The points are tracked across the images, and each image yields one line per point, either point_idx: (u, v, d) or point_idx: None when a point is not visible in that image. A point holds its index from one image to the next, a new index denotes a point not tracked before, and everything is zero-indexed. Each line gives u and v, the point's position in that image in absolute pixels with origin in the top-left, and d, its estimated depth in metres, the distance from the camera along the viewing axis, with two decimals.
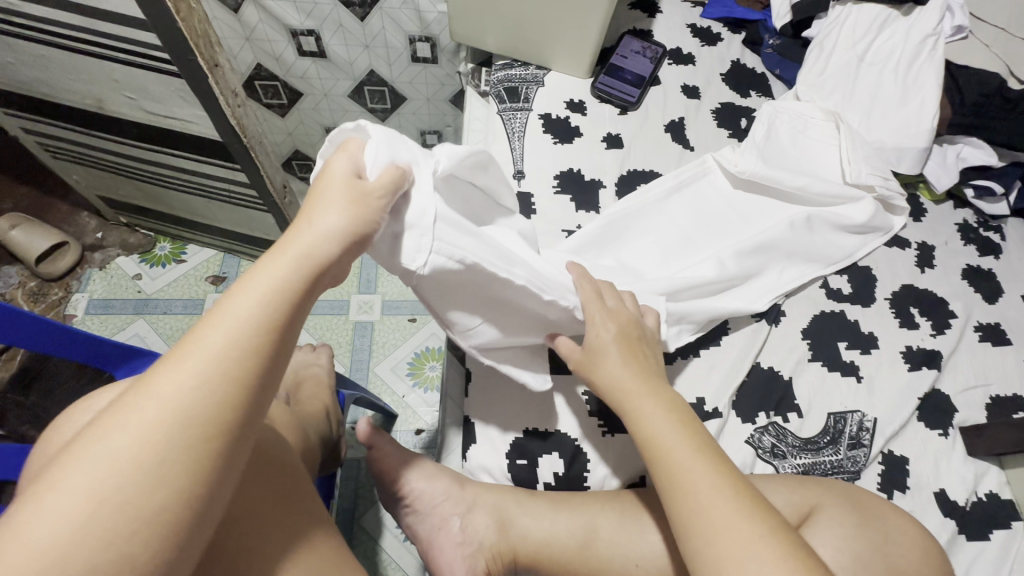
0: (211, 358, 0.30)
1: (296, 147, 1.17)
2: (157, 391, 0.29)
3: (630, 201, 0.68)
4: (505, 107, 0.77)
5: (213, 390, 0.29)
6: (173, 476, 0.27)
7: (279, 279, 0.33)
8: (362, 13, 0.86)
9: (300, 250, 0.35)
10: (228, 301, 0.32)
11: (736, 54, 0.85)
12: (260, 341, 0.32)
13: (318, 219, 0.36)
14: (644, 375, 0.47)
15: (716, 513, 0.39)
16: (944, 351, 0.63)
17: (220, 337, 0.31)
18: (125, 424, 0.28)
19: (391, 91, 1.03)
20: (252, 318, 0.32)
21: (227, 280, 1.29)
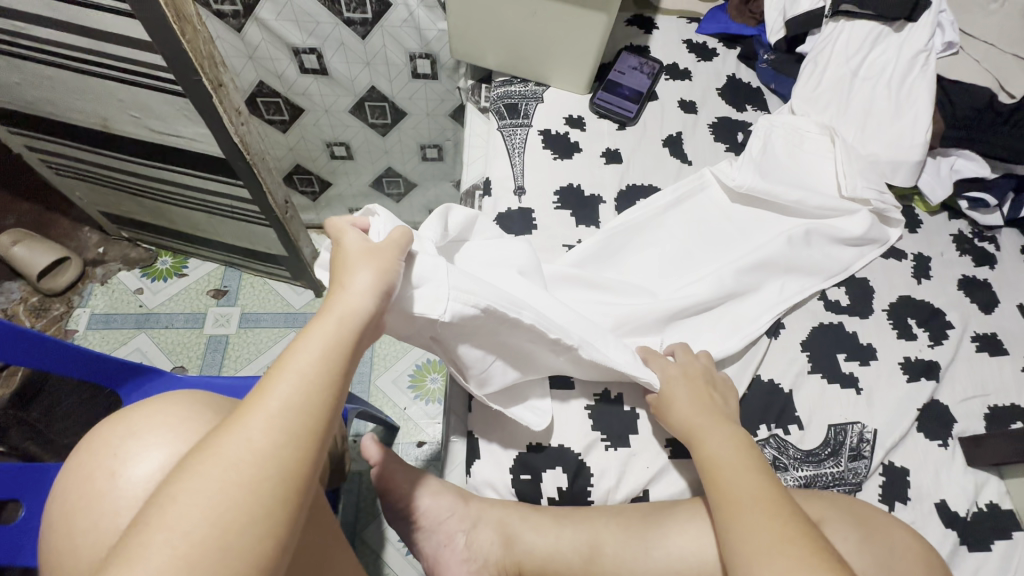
0: (281, 411, 0.33)
1: (297, 161, 1.18)
2: (232, 444, 0.31)
3: (631, 214, 0.68)
4: (505, 123, 0.78)
5: (285, 441, 0.32)
6: (254, 526, 0.30)
7: (332, 334, 0.36)
8: (364, 31, 0.89)
9: (343, 307, 0.38)
10: (288, 357, 0.35)
11: (732, 69, 0.87)
12: (322, 393, 0.34)
13: (355, 279, 0.40)
14: (709, 409, 0.51)
15: (750, 515, 0.42)
16: (942, 362, 0.64)
17: (286, 391, 0.33)
18: (211, 470, 0.30)
19: (392, 106, 1.05)
20: (313, 372, 0.34)
21: (229, 294, 1.29)
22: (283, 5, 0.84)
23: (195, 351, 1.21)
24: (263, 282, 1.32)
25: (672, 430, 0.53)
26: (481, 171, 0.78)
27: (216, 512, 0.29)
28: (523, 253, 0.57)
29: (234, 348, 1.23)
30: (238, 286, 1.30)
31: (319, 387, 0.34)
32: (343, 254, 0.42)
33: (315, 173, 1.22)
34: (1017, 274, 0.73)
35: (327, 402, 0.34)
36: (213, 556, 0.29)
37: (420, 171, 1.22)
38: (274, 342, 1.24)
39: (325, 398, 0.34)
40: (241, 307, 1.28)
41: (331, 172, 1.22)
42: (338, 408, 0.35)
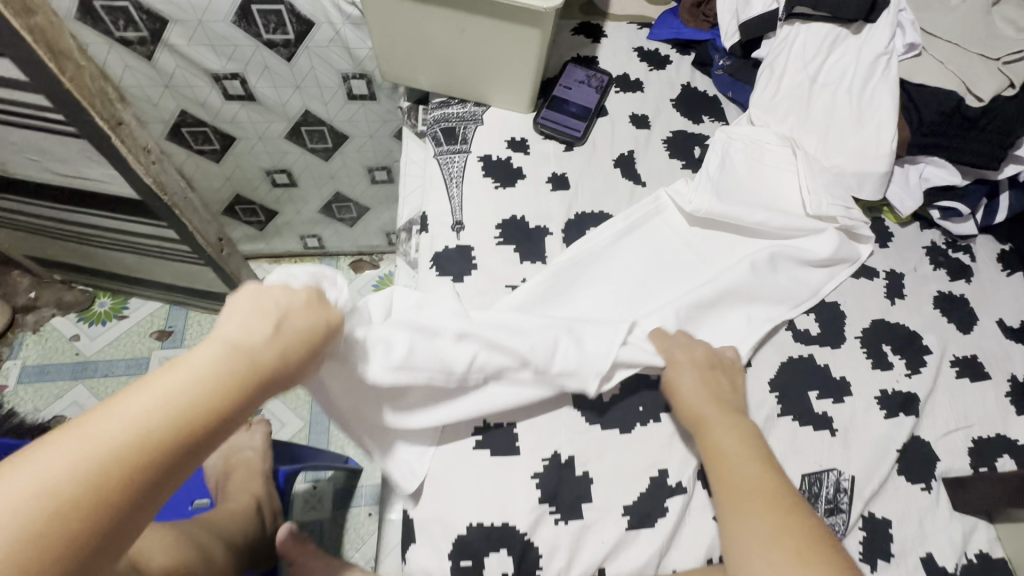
0: (129, 425, 0.31)
1: (237, 192, 1.10)
2: (60, 450, 0.29)
3: (579, 247, 0.63)
4: (442, 149, 0.71)
5: (126, 447, 0.30)
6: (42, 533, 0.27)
7: (218, 366, 0.36)
8: (288, 53, 0.81)
9: (246, 360, 0.37)
10: (170, 371, 0.34)
11: (686, 77, 0.81)
12: (184, 425, 0.33)
13: (269, 329, 0.39)
14: (716, 399, 0.51)
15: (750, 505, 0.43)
16: (921, 394, 0.59)
17: (145, 404, 0.32)
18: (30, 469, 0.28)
19: (331, 130, 0.97)
20: (189, 392, 0.34)
21: (174, 335, 1.21)
22: (193, 28, 0.76)
23: None
24: (211, 319, 1.23)
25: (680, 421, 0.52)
26: (419, 204, 0.71)
27: (11, 518, 0.27)
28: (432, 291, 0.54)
29: None
30: (184, 326, 1.22)
31: (187, 419, 0.33)
32: (275, 298, 0.41)
33: (258, 202, 1.14)
34: (993, 287, 0.68)
35: (195, 429, 0.33)
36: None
37: (371, 194, 1.15)
38: None
39: (188, 429, 0.33)
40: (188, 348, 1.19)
41: (274, 201, 1.14)
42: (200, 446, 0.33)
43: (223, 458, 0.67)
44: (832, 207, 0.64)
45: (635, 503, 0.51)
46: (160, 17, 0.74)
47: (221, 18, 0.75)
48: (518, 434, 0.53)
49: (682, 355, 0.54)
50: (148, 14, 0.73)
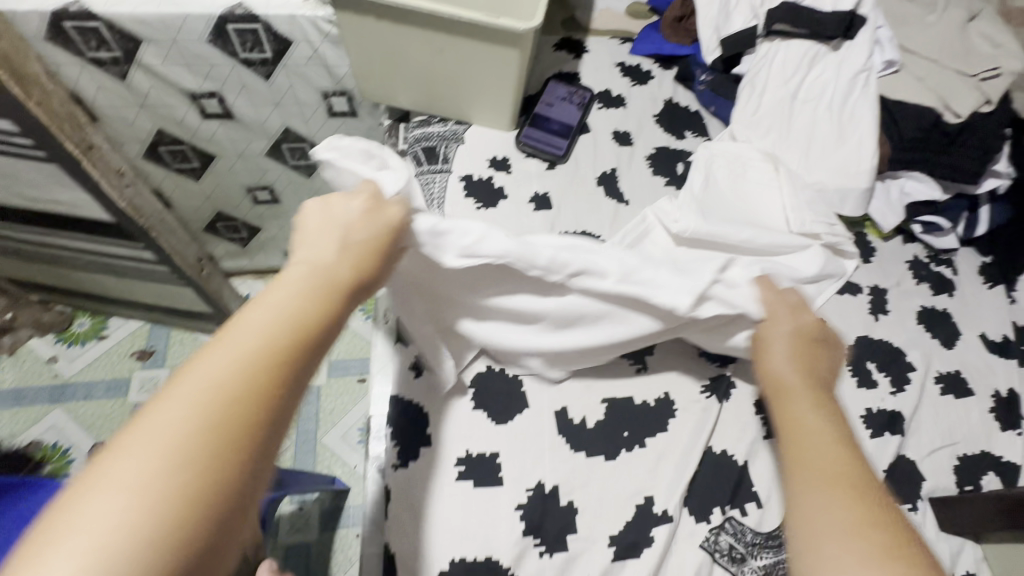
0: (256, 338, 0.31)
1: (218, 209, 1.08)
2: (199, 368, 0.29)
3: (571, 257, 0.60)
4: (422, 170, 0.71)
5: (260, 358, 0.31)
6: (213, 445, 0.27)
7: (314, 275, 0.36)
8: (266, 72, 0.80)
9: (336, 269, 0.37)
10: (268, 292, 0.34)
11: (668, 93, 0.81)
12: (304, 328, 0.33)
13: (342, 238, 0.39)
14: (810, 373, 0.43)
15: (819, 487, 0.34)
16: (906, 412, 0.58)
17: (261, 322, 0.32)
18: (173, 399, 0.28)
19: (313, 146, 0.96)
20: (299, 308, 0.34)
21: (155, 355, 1.18)
22: (168, 47, 0.74)
23: (118, 424, 1.11)
24: (194, 338, 1.21)
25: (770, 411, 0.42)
26: None
27: (183, 434, 0.27)
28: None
29: None
30: (166, 345, 1.19)
31: (304, 323, 0.33)
32: (337, 206, 0.41)
33: (240, 219, 1.12)
34: (975, 300, 0.69)
35: (315, 334, 0.33)
36: (182, 479, 0.26)
37: None
38: None
39: (308, 332, 0.33)
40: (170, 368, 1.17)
41: (257, 217, 1.12)
42: (323, 348, 0.34)
43: None
44: (815, 224, 0.62)
45: (621, 532, 0.50)
46: (133, 37, 0.72)
47: (196, 37, 0.73)
48: (501, 463, 0.52)
49: (784, 317, 0.47)
50: (120, 34, 0.72)
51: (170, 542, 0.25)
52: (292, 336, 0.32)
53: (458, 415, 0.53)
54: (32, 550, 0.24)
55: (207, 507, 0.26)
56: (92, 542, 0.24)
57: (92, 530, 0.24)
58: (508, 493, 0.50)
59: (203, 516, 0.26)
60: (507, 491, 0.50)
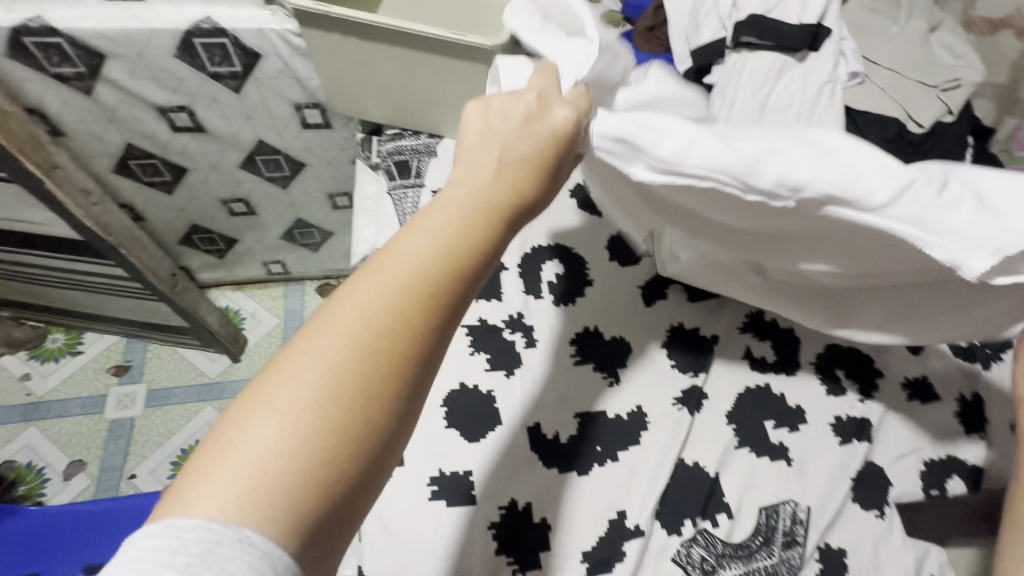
0: (404, 275, 0.28)
1: (192, 221, 1.06)
2: (351, 306, 0.27)
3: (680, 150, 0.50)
4: (394, 184, 0.71)
5: (404, 301, 0.27)
6: (353, 396, 0.26)
7: (473, 200, 0.32)
8: (236, 85, 0.79)
9: (496, 195, 0.32)
10: (420, 222, 0.30)
11: None
12: (460, 264, 0.29)
13: (500, 156, 0.33)
14: None
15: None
16: (874, 419, 0.59)
17: (410, 256, 0.29)
18: (316, 338, 0.27)
19: (287, 157, 0.95)
20: (450, 243, 0.30)
21: (132, 370, 1.16)
22: (134, 62, 0.73)
23: (93, 441, 1.09)
24: (171, 352, 1.19)
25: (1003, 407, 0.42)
26: (374, 240, 0.70)
27: (332, 379, 0.26)
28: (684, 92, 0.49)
29: (141, 433, 1.11)
30: (143, 360, 1.17)
31: (459, 256, 0.29)
32: (509, 110, 0.35)
33: (216, 231, 1.10)
34: None
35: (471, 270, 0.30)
36: (329, 428, 0.25)
37: (334, 219, 1.13)
38: (186, 420, 1.13)
39: (463, 268, 0.29)
40: (147, 383, 1.15)
41: (234, 229, 1.11)
42: (476, 285, 0.30)
43: None
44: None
45: (594, 548, 0.50)
46: (97, 52, 0.71)
47: (163, 52, 0.72)
48: (474, 481, 0.52)
49: None
50: (84, 49, 0.70)
51: (316, 492, 0.24)
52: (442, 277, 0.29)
53: (430, 434, 0.53)
54: (191, 479, 0.24)
55: (348, 461, 0.25)
56: (238, 484, 0.23)
57: (239, 471, 0.23)
58: (481, 512, 0.50)
59: (341, 469, 0.25)
60: (480, 510, 0.50)
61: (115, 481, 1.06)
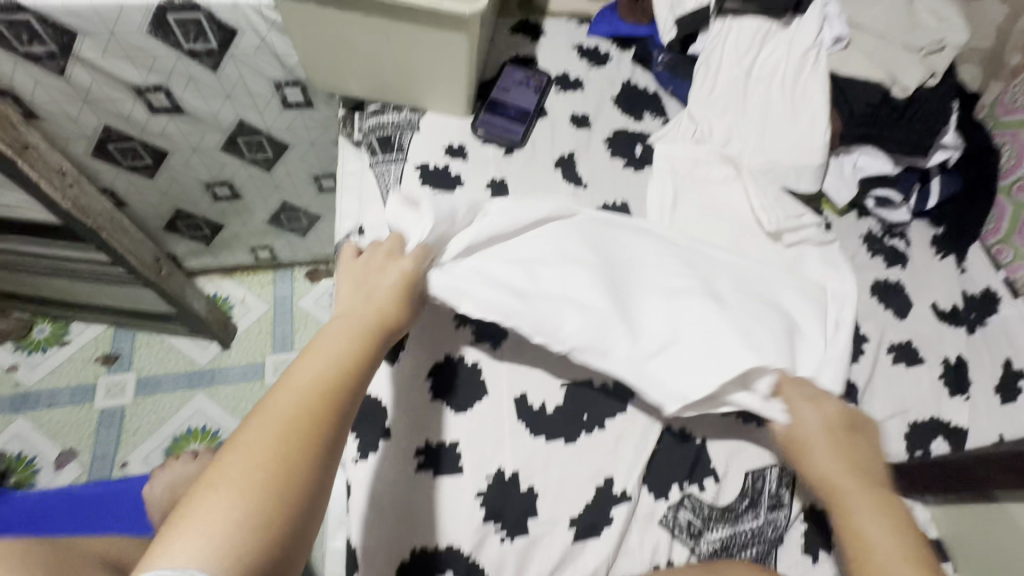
0: (308, 383, 0.39)
1: (176, 206, 1.04)
2: (267, 411, 0.37)
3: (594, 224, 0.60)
4: (377, 159, 0.70)
5: (307, 400, 0.38)
6: (277, 471, 0.34)
7: (349, 328, 0.44)
8: (213, 63, 0.77)
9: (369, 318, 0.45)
10: (315, 348, 0.42)
11: (627, 74, 0.80)
12: (343, 370, 0.41)
13: (368, 299, 0.47)
14: (854, 465, 0.46)
15: (883, 553, 0.41)
16: (859, 383, 0.60)
17: (309, 373, 0.40)
18: (246, 436, 0.36)
19: (270, 139, 0.94)
20: (339, 359, 0.41)
21: (121, 359, 1.15)
22: (106, 40, 0.71)
23: (84, 430, 1.08)
24: (160, 340, 1.18)
25: (804, 481, 0.48)
26: (357, 217, 0.70)
27: (253, 469, 0.34)
28: (533, 214, 0.58)
29: (131, 421, 1.10)
30: (132, 349, 1.16)
31: (345, 366, 0.41)
32: (366, 270, 0.49)
33: (201, 216, 1.09)
34: (927, 270, 0.70)
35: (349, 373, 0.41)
36: (256, 497, 0.33)
37: (321, 202, 1.12)
38: (177, 408, 1.12)
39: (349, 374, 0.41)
40: (137, 372, 1.15)
41: (218, 214, 1.09)
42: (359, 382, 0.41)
43: (167, 492, 0.65)
44: (788, 221, 0.64)
45: (581, 514, 0.50)
46: (68, 30, 0.69)
47: (135, 28, 0.70)
48: (461, 452, 0.52)
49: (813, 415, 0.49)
50: (53, 27, 0.69)
51: (252, 547, 0.32)
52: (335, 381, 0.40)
53: (416, 406, 0.53)
54: (158, 555, 0.31)
55: (273, 523, 0.33)
56: (191, 555, 0.30)
57: (190, 544, 0.31)
58: (469, 481, 0.51)
59: (272, 530, 0.33)
60: (468, 479, 0.51)
61: (108, 470, 1.06)
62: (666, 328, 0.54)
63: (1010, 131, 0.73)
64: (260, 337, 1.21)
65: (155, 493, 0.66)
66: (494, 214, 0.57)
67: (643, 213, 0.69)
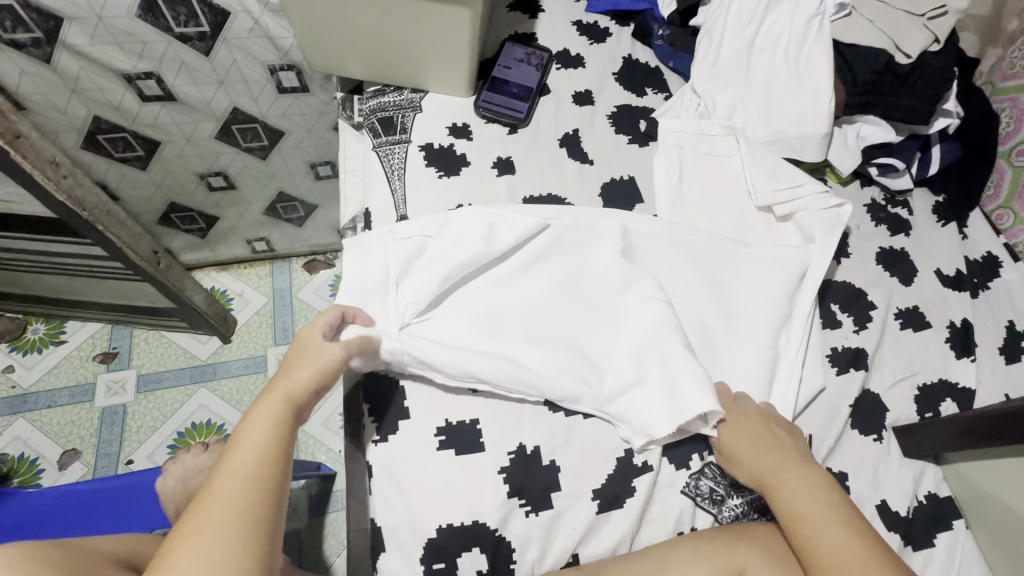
0: (247, 465, 0.40)
1: (171, 199, 1.02)
2: (209, 502, 0.38)
3: (557, 232, 0.58)
4: (381, 141, 0.68)
5: (249, 482, 0.40)
6: (231, 555, 0.36)
7: (276, 401, 0.45)
8: (205, 47, 0.76)
9: (286, 393, 0.45)
10: (244, 429, 0.43)
11: (627, 49, 0.80)
12: (275, 445, 0.42)
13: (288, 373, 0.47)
14: (776, 448, 0.49)
15: (817, 520, 0.44)
16: (869, 349, 0.61)
17: (243, 459, 0.41)
18: (193, 529, 0.37)
19: (265, 126, 0.92)
20: (270, 437, 0.42)
21: (120, 356, 1.14)
22: (93, 25, 0.69)
23: (87, 428, 1.07)
24: (158, 336, 1.17)
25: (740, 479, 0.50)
26: (361, 200, 0.68)
27: (208, 560, 0.36)
28: (482, 244, 0.55)
29: (134, 419, 1.09)
30: (130, 346, 1.15)
31: (278, 442, 0.43)
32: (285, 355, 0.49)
33: (196, 209, 1.06)
34: (930, 237, 0.71)
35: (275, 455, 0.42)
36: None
37: (317, 191, 1.10)
38: (180, 403, 1.11)
39: (282, 449, 0.42)
40: (137, 369, 1.13)
41: (214, 206, 1.08)
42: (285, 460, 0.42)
43: (181, 481, 0.64)
44: (778, 193, 0.64)
45: (603, 486, 0.50)
46: (54, 14, 0.67)
47: (123, 12, 0.68)
48: (481, 429, 0.52)
49: (737, 411, 0.52)
50: (38, 12, 0.66)
51: None
52: (271, 457, 0.42)
53: (434, 387, 0.53)
54: None
55: None
56: None
57: None
58: (492, 458, 0.51)
59: None
60: (491, 456, 0.51)
61: (112, 468, 1.05)
62: (634, 369, 0.53)
63: (1009, 97, 0.74)
64: (261, 329, 1.20)
65: (169, 485, 0.64)
66: (441, 250, 0.55)
67: (649, 190, 0.69)
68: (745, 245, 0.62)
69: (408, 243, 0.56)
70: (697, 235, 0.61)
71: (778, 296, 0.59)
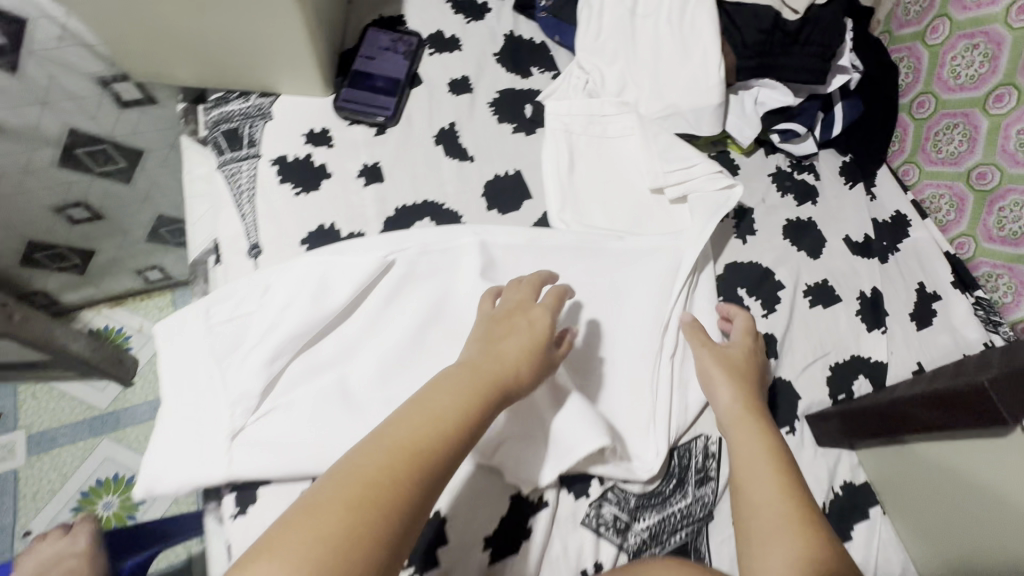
0: (427, 433, 0.34)
1: (28, 238, 0.86)
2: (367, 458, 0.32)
3: (401, 261, 0.52)
4: (226, 157, 0.59)
5: (422, 455, 0.33)
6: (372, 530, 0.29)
7: (483, 375, 0.38)
8: (10, 63, 0.64)
9: (502, 369, 0.39)
10: (439, 394, 0.36)
11: (509, 26, 0.72)
12: (464, 429, 0.35)
13: (500, 351, 0.40)
14: (748, 397, 0.47)
15: (754, 474, 0.41)
16: (777, 334, 0.57)
17: (421, 429, 0.34)
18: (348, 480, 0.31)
19: (116, 146, 0.81)
20: (463, 415, 0.36)
21: (4, 418, 1.02)
22: None
23: None
24: (48, 388, 1.05)
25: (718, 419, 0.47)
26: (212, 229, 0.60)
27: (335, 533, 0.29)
28: (312, 307, 0.48)
29: (28, 485, 0.98)
30: (15, 404, 1.03)
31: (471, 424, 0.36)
32: (507, 317, 0.44)
33: (62, 244, 0.90)
34: (838, 203, 0.67)
35: (461, 436, 0.35)
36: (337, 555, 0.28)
37: None
38: (81, 461, 1.00)
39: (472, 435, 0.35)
40: (26, 429, 1.02)
41: (84, 238, 0.93)
42: (466, 451, 0.35)
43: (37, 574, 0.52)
44: (668, 175, 0.59)
45: (495, 531, 0.46)
46: None
47: None
48: None
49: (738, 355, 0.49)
50: None
51: None
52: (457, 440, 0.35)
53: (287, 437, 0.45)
54: None
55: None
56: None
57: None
58: None
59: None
60: None
61: (7, 542, 0.94)
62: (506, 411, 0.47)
63: (906, 46, 0.71)
64: None
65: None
66: (266, 325, 0.48)
67: (539, 184, 0.63)
68: (619, 240, 0.56)
69: (230, 325, 0.49)
70: (564, 241, 0.55)
71: (659, 295, 0.54)
